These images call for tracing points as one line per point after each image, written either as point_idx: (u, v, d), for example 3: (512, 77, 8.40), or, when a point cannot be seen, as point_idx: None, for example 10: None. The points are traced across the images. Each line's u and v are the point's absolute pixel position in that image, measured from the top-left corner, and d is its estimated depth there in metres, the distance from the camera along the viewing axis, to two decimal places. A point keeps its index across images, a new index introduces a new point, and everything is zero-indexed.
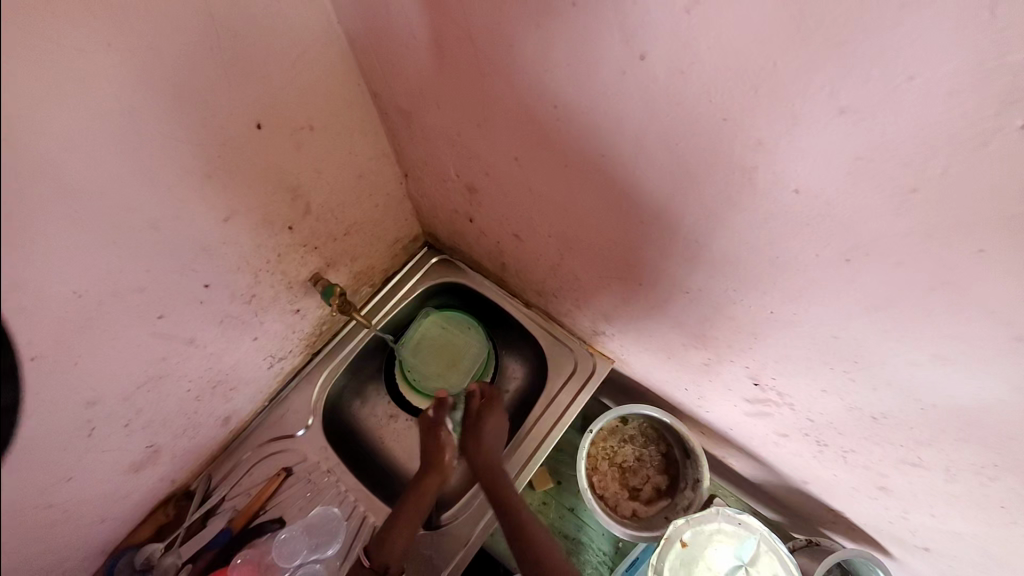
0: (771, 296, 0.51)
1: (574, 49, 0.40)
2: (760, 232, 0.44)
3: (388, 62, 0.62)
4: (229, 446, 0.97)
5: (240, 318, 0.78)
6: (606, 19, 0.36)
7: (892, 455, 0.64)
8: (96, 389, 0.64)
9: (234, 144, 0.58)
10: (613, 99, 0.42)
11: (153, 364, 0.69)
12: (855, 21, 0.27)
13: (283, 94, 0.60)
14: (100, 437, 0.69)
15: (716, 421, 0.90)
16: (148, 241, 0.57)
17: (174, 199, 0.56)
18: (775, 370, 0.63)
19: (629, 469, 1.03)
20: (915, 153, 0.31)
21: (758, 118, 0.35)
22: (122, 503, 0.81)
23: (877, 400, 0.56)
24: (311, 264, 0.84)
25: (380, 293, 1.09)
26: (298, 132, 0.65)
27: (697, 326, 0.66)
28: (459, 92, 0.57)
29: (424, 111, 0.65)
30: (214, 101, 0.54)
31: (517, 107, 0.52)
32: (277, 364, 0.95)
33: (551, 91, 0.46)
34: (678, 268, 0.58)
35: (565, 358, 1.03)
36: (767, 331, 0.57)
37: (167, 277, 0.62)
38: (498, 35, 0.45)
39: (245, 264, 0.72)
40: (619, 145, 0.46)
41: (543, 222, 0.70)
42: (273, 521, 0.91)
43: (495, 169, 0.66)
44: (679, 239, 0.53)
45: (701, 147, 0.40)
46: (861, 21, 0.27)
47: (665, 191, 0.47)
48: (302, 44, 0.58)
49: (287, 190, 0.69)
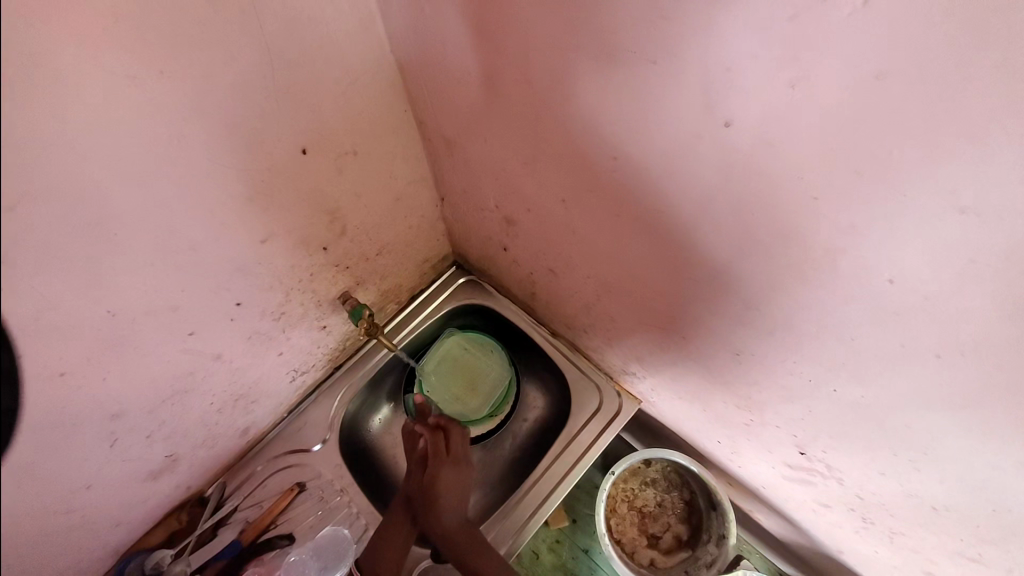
0: (836, 374, 0.47)
1: (645, 106, 0.38)
2: (834, 311, 0.40)
3: (437, 94, 0.60)
4: (246, 454, 0.96)
5: (267, 334, 0.77)
6: (688, 83, 0.34)
7: (949, 547, 0.58)
8: (122, 402, 0.63)
9: (279, 168, 0.58)
10: (682, 160, 0.39)
11: (179, 379, 0.68)
12: (995, 121, 0.24)
13: (331, 121, 0.59)
14: (122, 448, 0.68)
15: (747, 478, 0.85)
16: (185, 261, 0.56)
17: (214, 221, 0.56)
18: (825, 443, 0.59)
19: (650, 515, 0.98)
20: None
21: (854, 203, 0.32)
22: (137, 510, 0.81)
23: (940, 491, 0.51)
24: (341, 283, 0.83)
25: (406, 310, 1.07)
26: (342, 157, 0.64)
27: (743, 387, 0.62)
28: (509, 130, 0.54)
29: (469, 143, 0.63)
30: (263, 127, 0.53)
31: (571, 154, 0.49)
32: (299, 377, 0.94)
33: (612, 143, 0.44)
34: (730, 330, 0.54)
35: (589, 395, 0.99)
36: (824, 406, 0.53)
37: (201, 295, 0.61)
38: (560, 82, 0.43)
39: (277, 284, 0.71)
40: (682, 205, 0.43)
41: (584, 264, 0.67)
42: (282, 537, 0.89)
43: (539, 207, 0.63)
44: (737, 303, 0.49)
45: (780, 221, 0.37)
46: (1003, 122, 0.24)
47: (729, 256, 0.44)
48: (355, 72, 0.57)
49: (325, 213, 0.68)
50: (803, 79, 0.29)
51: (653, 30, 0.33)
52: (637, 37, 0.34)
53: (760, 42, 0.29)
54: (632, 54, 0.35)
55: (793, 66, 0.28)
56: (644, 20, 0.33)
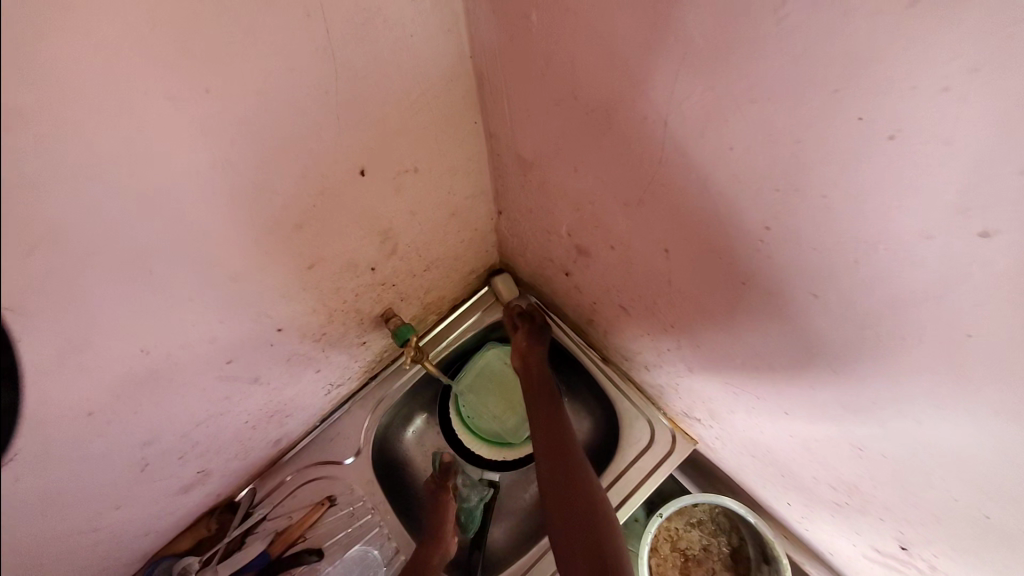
0: (1002, 505, 0.38)
1: (841, 188, 0.28)
2: None
3: (520, 110, 0.50)
4: (278, 461, 0.93)
5: (307, 354, 0.71)
6: (936, 175, 0.24)
7: None
8: (154, 431, 0.58)
9: (333, 191, 0.50)
10: (873, 255, 0.30)
11: (214, 404, 0.63)
12: None
13: (396, 138, 0.50)
14: (152, 471, 0.64)
15: (814, 540, 0.78)
16: (226, 293, 0.50)
17: (260, 251, 0.48)
18: (941, 550, 0.51)
19: (693, 559, 0.92)
20: None
21: None
22: (166, 520, 0.78)
23: None
24: (386, 300, 0.76)
25: (446, 321, 1.00)
26: (402, 175, 0.55)
27: (847, 475, 0.53)
28: (611, 167, 0.45)
29: (550, 168, 0.54)
30: (319, 149, 0.45)
31: (693, 209, 0.40)
32: (334, 389, 0.89)
33: (765, 211, 0.34)
34: (854, 424, 0.45)
35: (640, 430, 0.91)
36: (961, 522, 0.44)
37: (240, 325, 0.55)
38: (708, 131, 0.33)
39: (321, 306, 0.64)
40: (845, 297, 0.34)
41: (669, 312, 0.58)
42: (311, 553, 0.85)
43: (626, 248, 0.54)
44: (882, 406, 0.40)
45: (1009, 353, 0.28)
46: None
47: (895, 362, 0.35)
48: (427, 82, 0.48)
49: (377, 233, 0.60)
50: None
51: (902, 98, 0.23)
52: (867, 103, 0.24)
53: None
54: (851, 121, 0.25)
55: None
56: (890, 83, 0.23)
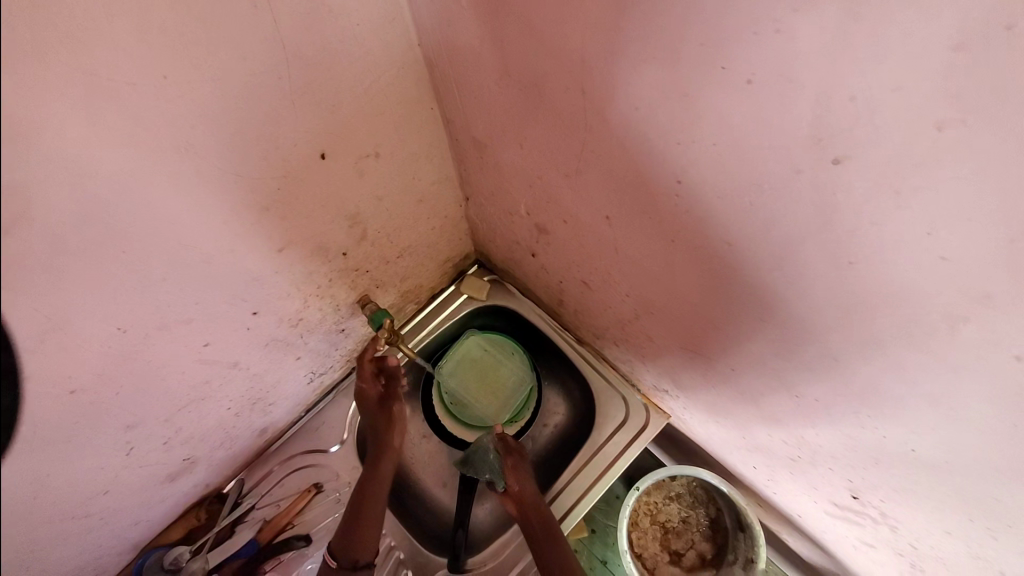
0: (918, 435, 0.41)
1: (726, 135, 0.31)
2: (938, 379, 0.34)
3: (468, 93, 0.54)
4: (264, 452, 0.95)
5: (285, 340, 0.74)
6: (792, 113, 0.27)
7: None
8: (137, 414, 0.61)
9: (297, 175, 0.53)
10: (765, 197, 0.33)
11: (195, 388, 0.66)
12: None
13: (354, 123, 0.54)
14: (138, 456, 0.67)
15: (783, 503, 0.81)
16: (198, 274, 0.53)
17: (229, 233, 0.52)
18: (884, 493, 0.54)
19: (673, 531, 0.95)
20: None
21: (1002, 273, 0.25)
22: (157, 509, 0.81)
23: (1018, 562, 0.45)
24: (361, 286, 0.79)
25: (425, 311, 1.03)
26: (364, 160, 0.59)
27: (794, 425, 0.56)
28: (552, 140, 0.48)
29: (502, 147, 0.57)
30: (278, 132, 0.48)
31: (622, 171, 0.43)
32: (317, 378, 0.92)
33: (678, 166, 0.37)
34: (789, 371, 0.48)
35: (615, 407, 0.94)
36: (892, 460, 0.47)
37: (215, 307, 0.58)
38: (619, 93, 0.36)
39: (295, 291, 0.67)
40: (753, 242, 0.37)
41: (624, 281, 0.61)
42: (300, 538, 0.88)
43: (577, 220, 0.57)
44: (808, 349, 0.43)
45: (885, 277, 0.31)
46: None
47: (808, 302, 0.38)
48: (378, 69, 0.51)
49: (345, 217, 0.64)
50: (961, 123, 0.22)
51: (754, 45, 0.26)
52: (729, 52, 0.27)
53: (906, 73, 0.22)
54: (721, 72, 0.28)
55: (949, 107, 0.22)
56: (743, 33, 0.26)
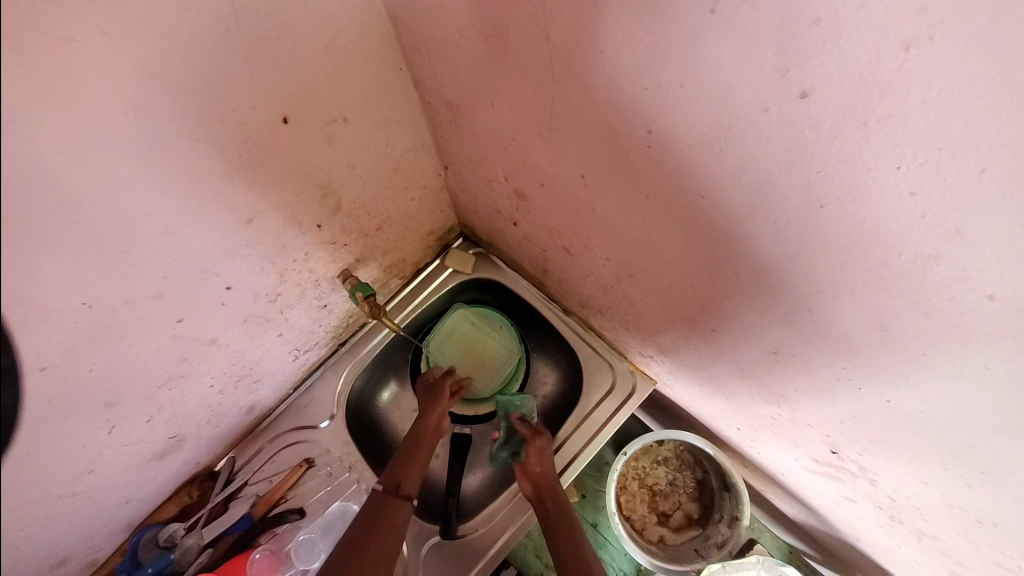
0: (892, 384, 0.41)
1: (693, 75, 0.30)
2: (910, 324, 0.34)
3: (434, 49, 0.51)
4: (255, 430, 0.96)
5: (265, 316, 0.73)
6: (756, 43, 0.26)
7: (986, 556, 0.53)
8: (114, 391, 0.60)
9: (260, 140, 0.51)
10: (734, 141, 0.32)
11: (173, 365, 0.65)
12: None
13: (317, 84, 0.51)
14: (121, 434, 0.67)
15: (766, 462, 0.83)
16: (164, 246, 0.51)
17: (192, 202, 0.50)
18: (861, 447, 0.54)
19: (661, 493, 0.98)
20: None
21: (969, 209, 0.25)
22: (148, 486, 0.82)
23: (991, 508, 0.45)
24: (340, 260, 0.78)
25: (411, 285, 1.02)
26: (332, 125, 0.57)
27: (775, 385, 0.57)
28: (523, 94, 0.46)
29: (476, 108, 0.55)
30: (235, 94, 0.45)
31: (594, 124, 0.41)
32: (303, 355, 0.92)
33: (647, 114, 0.36)
34: (765, 328, 0.48)
35: (603, 374, 0.95)
36: (869, 413, 0.47)
37: (186, 281, 0.57)
38: (585, 36, 0.34)
39: (270, 264, 0.66)
40: (726, 192, 0.36)
41: (603, 245, 0.60)
42: (293, 512, 0.89)
43: (554, 182, 0.56)
44: (783, 302, 0.43)
45: (852, 219, 0.30)
46: None
47: (780, 251, 0.37)
48: (339, 25, 0.49)
49: (317, 187, 0.62)
50: (927, 40, 0.21)
51: None
52: None
53: None
54: (683, 3, 0.27)
55: (915, 23, 0.21)
56: None
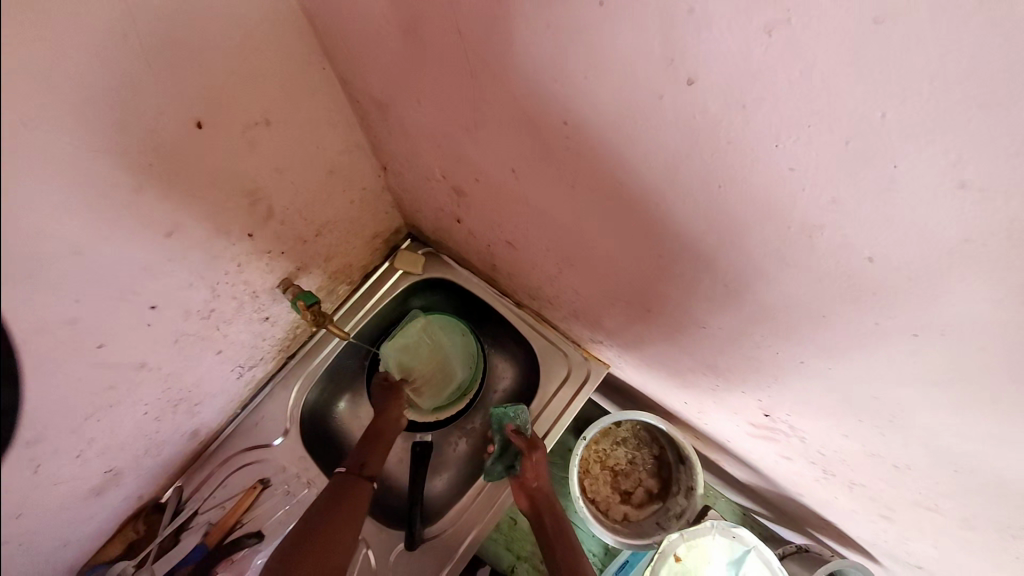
0: (805, 347, 0.44)
1: (595, 64, 0.31)
2: (811, 290, 0.37)
3: (354, 46, 0.50)
4: (201, 455, 0.91)
5: (199, 334, 0.70)
6: (645, 32, 0.27)
7: (907, 498, 0.58)
8: (30, 430, 0.55)
9: (172, 148, 0.48)
10: (641, 127, 0.33)
11: (98, 395, 0.61)
12: (1002, 84, 0.20)
13: (230, 86, 0.49)
14: (45, 475, 0.61)
15: (715, 432, 0.88)
16: (71, 268, 0.47)
17: (100, 218, 0.46)
18: (790, 409, 0.58)
19: (622, 472, 1.02)
20: (1011, 254, 0.25)
21: (842, 178, 0.27)
22: (84, 528, 0.76)
23: (903, 453, 0.49)
24: (279, 270, 0.75)
25: (360, 290, 0.99)
26: (252, 128, 0.54)
27: (711, 358, 0.60)
28: (446, 91, 0.46)
29: (403, 105, 0.54)
30: (137, 100, 0.43)
31: (515, 117, 0.42)
32: (248, 372, 0.88)
33: (560, 105, 0.37)
34: (694, 305, 0.51)
35: (558, 363, 0.97)
36: (791, 376, 0.51)
37: (103, 304, 0.53)
38: (494, 30, 0.35)
39: (199, 279, 0.63)
40: (642, 177, 0.38)
41: (541, 236, 0.61)
42: (250, 536, 0.85)
43: (487, 177, 0.57)
44: (704, 279, 0.45)
45: (749, 195, 0.32)
46: (1009, 88, 0.20)
47: (696, 230, 0.40)
48: (249, 23, 0.47)
49: (243, 194, 0.59)
50: (786, 24, 0.23)
51: None
52: None
53: None
54: None
55: (774, 8, 0.22)
56: None
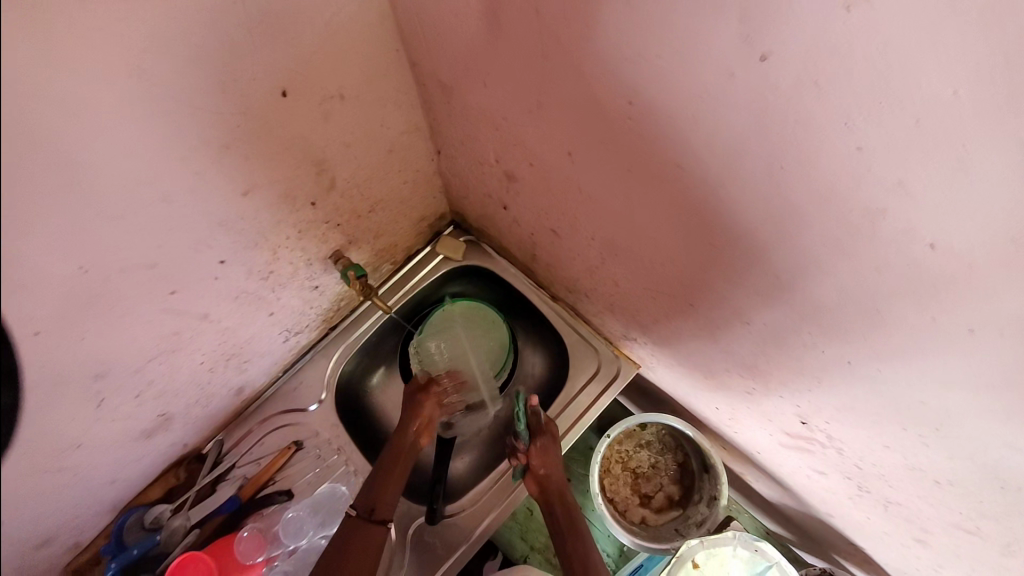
0: (852, 347, 0.44)
1: (670, 42, 0.33)
2: (864, 282, 0.37)
3: (431, 29, 0.54)
4: (242, 413, 0.96)
5: (256, 293, 0.74)
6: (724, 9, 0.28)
7: (946, 519, 0.56)
8: (103, 363, 0.60)
9: (258, 112, 0.52)
10: (707, 106, 0.35)
11: (164, 339, 0.65)
12: None
13: (314, 59, 0.53)
14: (109, 409, 0.66)
15: (744, 442, 0.87)
16: (159, 214, 0.52)
17: (189, 170, 0.51)
18: (829, 416, 0.57)
19: (643, 475, 1.01)
20: None
21: (910, 158, 0.28)
22: (133, 467, 0.81)
23: (948, 468, 0.48)
24: (333, 241, 0.79)
25: (402, 271, 1.03)
26: (328, 101, 0.58)
27: (750, 357, 0.60)
28: (514, 71, 0.49)
29: (469, 88, 0.57)
30: (236, 64, 0.47)
31: (581, 98, 0.44)
32: (294, 337, 0.92)
33: (629, 85, 0.38)
34: (740, 298, 0.51)
35: (588, 359, 0.98)
36: (833, 378, 0.50)
37: (180, 252, 0.57)
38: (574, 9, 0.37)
39: (264, 240, 0.67)
40: (702, 159, 0.39)
41: (588, 223, 0.63)
42: (281, 493, 0.89)
43: (542, 161, 0.59)
44: (752, 270, 0.46)
45: (807, 180, 0.33)
46: None
47: (750, 217, 0.40)
48: (339, 2, 0.51)
49: (311, 164, 0.63)
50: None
51: None
52: None
53: None
54: None
55: None
56: None
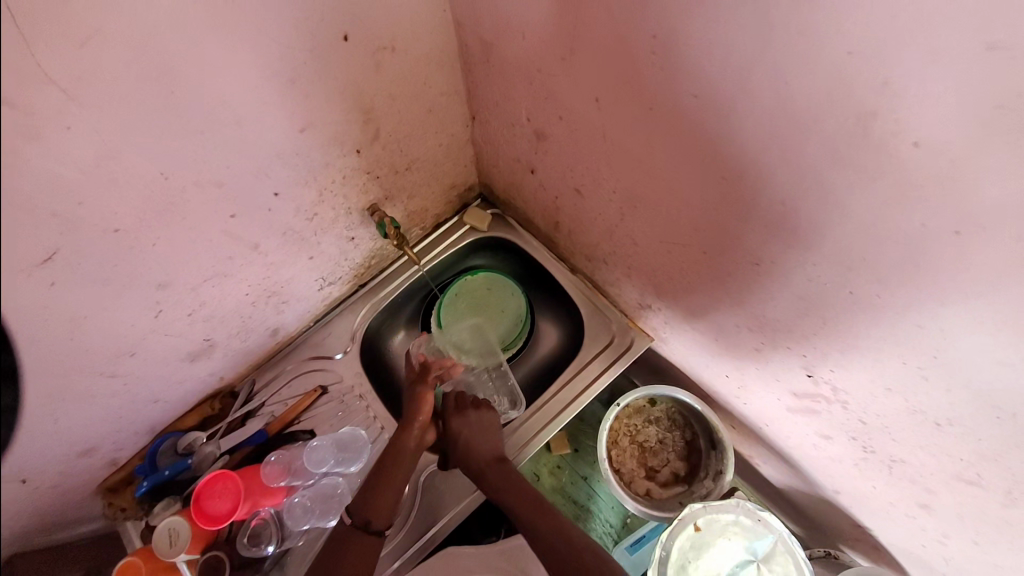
0: (852, 274, 0.47)
1: None
2: (859, 195, 0.41)
3: None
4: (274, 357, 1.02)
5: (301, 233, 0.81)
6: None
7: (948, 471, 0.57)
8: (167, 274, 0.67)
9: (323, 51, 0.60)
10: (720, 28, 0.40)
11: (220, 262, 0.73)
12: None
13: (374, 8, 0.60)
14: (165, 322, 0.73)
15: (751, 414, 0.88)
16: (232, 135, 0.59)
17: (261, 98, 0.58)
18: (833, 363, 0.60)
19: (650, 450, 1.02)
20: None
21: (893, 54, 0.32)
22: (176, 390, 0.88)
23: (948, 405, 0.50)
24: (372, 193, 0.86)
25: (431, 237, 1.10)
26: (381, 51, 0.65)
27: (760, 306, 0.63)
28: (549, 19, 0.54)
29: (507, 43, 0.64)
30: (310, 2, 0.55)
31: (608, 38, 0.49)
32: (327, 288, 0.99)
33: (652, 18, 0.44)
34: (748, 238, 0.55)
35: (602, 329, 1.02)
36: (837, 314, 0.53)
37: (244, 176, 0.65)
38: None
39: (314, 180, 0.74)
40: (715, 86, 0.44)
41: (610, 175, 0.68)
42: (305, 432, 0.96)
43: (570, 111, 0.64)
44: (760, 202, 0.49)
45: (807, 92, 0.38)
46: None
47: (757, 143, 0.45)
48: None
49: (361, 110, 0.70)
50: None
51: None
52: None
53: None
54: None
55: None
56: None
